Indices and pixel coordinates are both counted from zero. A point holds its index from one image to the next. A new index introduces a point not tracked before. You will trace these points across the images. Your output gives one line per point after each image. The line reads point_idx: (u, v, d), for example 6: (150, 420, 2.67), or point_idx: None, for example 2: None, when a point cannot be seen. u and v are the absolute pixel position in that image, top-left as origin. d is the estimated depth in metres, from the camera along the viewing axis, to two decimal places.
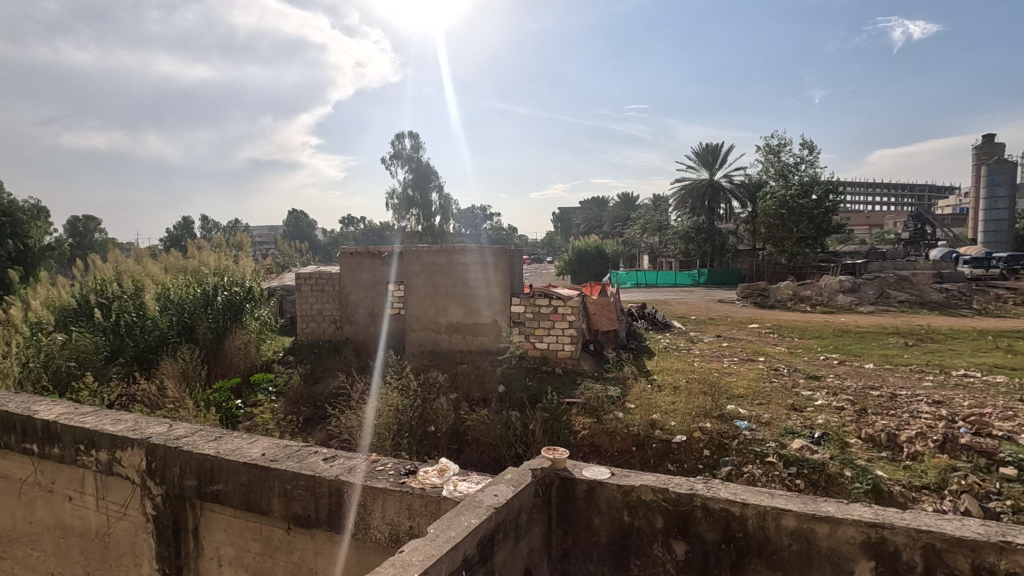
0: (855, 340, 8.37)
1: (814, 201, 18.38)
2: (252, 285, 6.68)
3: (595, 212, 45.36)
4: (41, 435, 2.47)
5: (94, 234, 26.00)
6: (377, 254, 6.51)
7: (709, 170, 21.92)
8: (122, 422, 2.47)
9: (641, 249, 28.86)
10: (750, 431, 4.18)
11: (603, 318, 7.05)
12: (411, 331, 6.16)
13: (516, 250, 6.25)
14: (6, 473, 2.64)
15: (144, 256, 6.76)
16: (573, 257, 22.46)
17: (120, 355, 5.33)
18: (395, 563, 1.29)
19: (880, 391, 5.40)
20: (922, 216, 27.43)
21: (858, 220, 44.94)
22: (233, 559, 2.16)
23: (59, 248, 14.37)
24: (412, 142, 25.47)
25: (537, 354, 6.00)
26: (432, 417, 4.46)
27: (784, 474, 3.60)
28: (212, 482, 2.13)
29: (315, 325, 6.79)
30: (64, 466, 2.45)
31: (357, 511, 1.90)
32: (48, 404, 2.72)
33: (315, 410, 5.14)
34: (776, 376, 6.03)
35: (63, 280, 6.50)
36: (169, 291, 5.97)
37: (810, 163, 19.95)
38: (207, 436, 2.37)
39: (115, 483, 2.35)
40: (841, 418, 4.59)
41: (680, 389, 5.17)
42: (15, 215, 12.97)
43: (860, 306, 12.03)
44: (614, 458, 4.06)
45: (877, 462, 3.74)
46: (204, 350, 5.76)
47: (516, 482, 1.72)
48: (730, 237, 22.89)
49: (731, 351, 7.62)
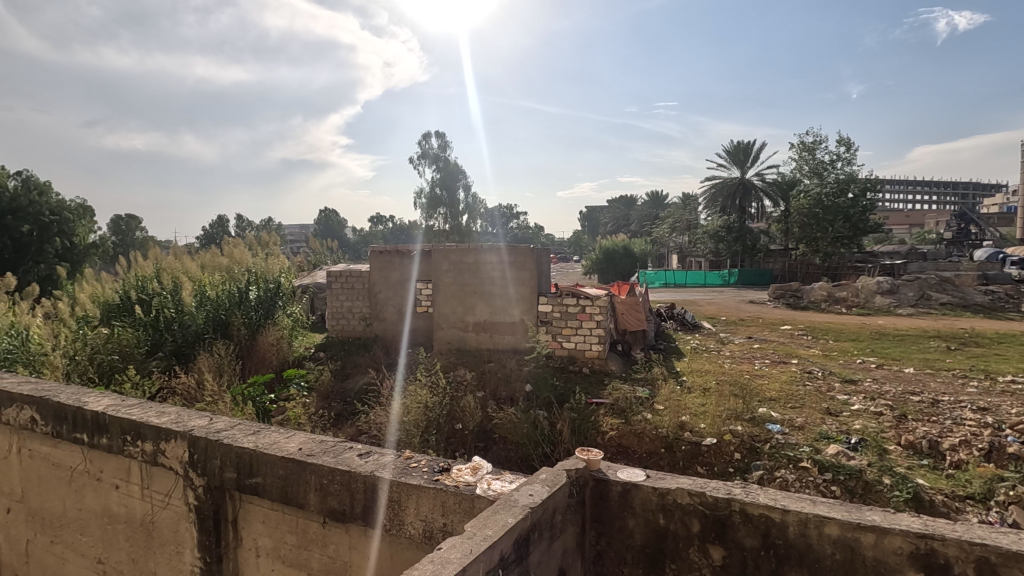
0: (894, 343, 8.14)
1: (850, 199, 17.94)
2: (282, 282, 6.85)
3: (622, 211, 45.12)
4: (90, 426, 2.58)
5: (135, 233, 27.12)
6: (405, 252, 6.58)
7: (740, 168, 21.50)
8: (166, 414, 2.56)
9: (670, 249, 28.64)
10: (782, 434, 4.10)
11: (630, 317, 6.99)
12: (438, 329, 6.21)
13: (543, 250, 6.24)
14: (58, 461, 2.76)
15: (182, 253, 6.97)
16: (600, 256, 22.32)
17: (160, 349, 5.53)
18: (434, 560, 1.30)
19: (920, 396, 5.21)
20: (966, 215, 26.38)
21: (898, 220, 43.37)
22: (271, 551, 2.22)
23: (103, 246, 14.94)
24: (439, 142, 25.65)
25: (564, 354, 5.97)
26: (460, 415, 4.49)
27: (818, 480, 3.50)
28: (251, 474, 2.18)
29: (345, 322, 6.90)
30: (111, 456, 2.55)
31: (390, 506, 1.92)
32: (97, 395, 2.83)
33: (345, 406, 5.22)
34: (810, 379, 5.90)
35: (106, 275, 6.72)
36: (206, 289, 6.15)
37: (847, 160, 19.46)
38: (246, 430, 2.43)
39: (159, 473, 2.43)
40: (879, 423, 4.45)
41: (710, 390, 5.10)
42: (63, 214, 13.57)
43: (900, 308, 11.69)
44: (642, 459, 4.01)
45: (917, 470, 3.62)
46: (238, 345, 5.92)
47: (551, 482, 1.73)
48: (763, 236, 22.44)
49: (762, 353, 7.48)
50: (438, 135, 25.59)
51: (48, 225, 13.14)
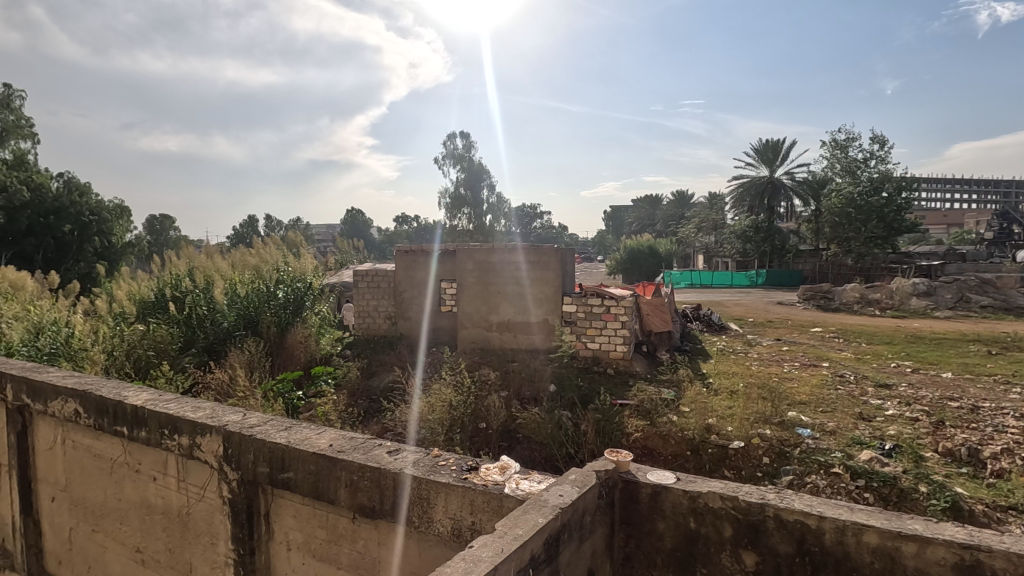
0: (931, 346, 7.88)
1: (884, 199, 17.43)
2: (312, 281, 7.00)
3: (647, 211, 44.60)
4: (129, 419, 2.66)
5: (170, 232, 27.96)
6: (430, 252, 6.63)
7: (769, 168, 21.12)
8: (202, 409, 2.63)
9: (696, 249, 28.27)
10: (813, 439, 4.02)
11: (655, 318, 6.93)
12: (463, 329, 6.25)
13: (568, 250, 6.21)
14: (99, 453, 2.86)
15: (214, 253, 7.15)
16: (625, 256, 22.13)
17: (193, 346, 5.70)
18: (466, 559, 1.31)
19: (959, 402, 5.03)
20: (1008, 215, 25.38)
21: (936, 220, 41.95)
22: (301, 545, 2.26)
23: (139, 245, 15.37)
24: (464, 142, 25.78)
25: (588, 355, 5.94)
26: (484, 414, 4.50)
27: (851, 487, 3.42)
28: (283, 469, 2.23)
29: (371, 320, 6.95)
30: (150, 448, 2.63)
31: (419, 504, 1.94)
32: (137, 390, 2.92)
33: (371, 403, 5.28)
34: (842, 383, 5.75)
35: (142, 274, 6.93)
36: (237, 287, 6.31)
37: (881, 159, 18.99)
38: (278, 426, 2.48)
39: (195, 466, 2.50)
40: (915, 429, 4.31)
41: (738, 393, 5.02)
42: (102, 215, 14.01)
43: (937, 310, 11.31)
44: (667, 461, 3.96)
45: (956, 479, 3.50)
46: (268, 342, 6.05)
47: (580, 483, 1.73)
48: (792, 237, 21.99)
49: (792, 355, 7.33)
50: (463, 135, 25.69)
51: (87, 225, 13.58)
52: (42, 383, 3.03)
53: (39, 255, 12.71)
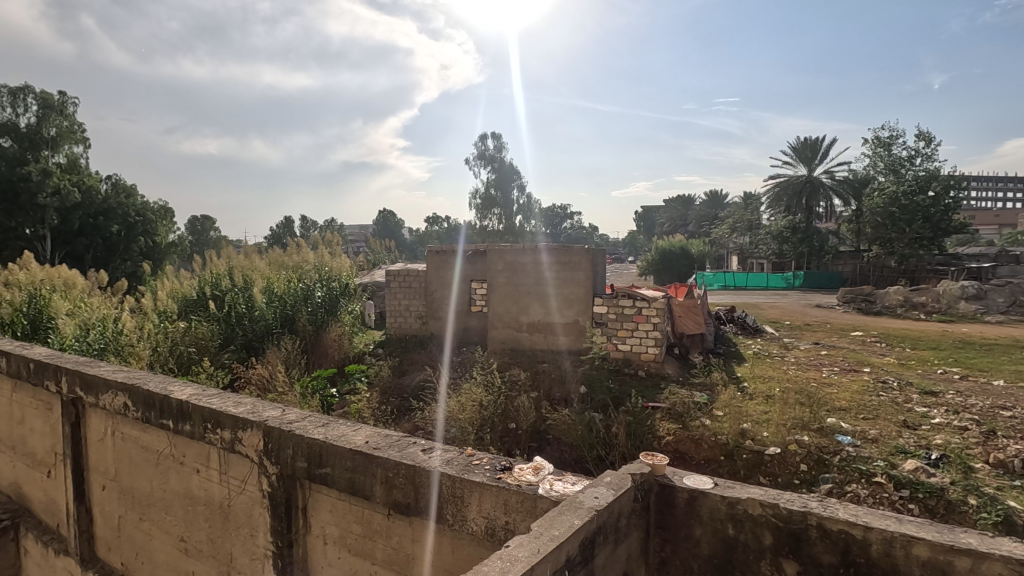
0: (981, 352, 7.52)
1: (930, 198, 16.70)
2: (347, 281, 7.16)
3: (680, 211, 43.90)
4: (175, 413, 2.75)
5: (211, 233, 28.95)
6: (461, 252, 6.68)
7: (807, 166, 20.51)
8: (242, 405, 2.70)
9: (731, 249, 27.72)
10: (854, 447, 3.89)
11: (688, 320, 6.82)
12: (493, 329, 6.26)
13: (599, 250, 6.15)
14: (147, 445, 2.98)
15: (252, 252, 7.36)
16: (657, 257, 21.83)
17: (232, 343, 5.88)
18: (502, 558, 1.32)
19: (1012, 411, 4.79)
20: None
21: (986, 220, 40.12)
22: (337, 539, 2.30)
23: (180, 245, 15.96)
24: (495, 142, 25.82)
25: (619, 356, 5.88)
26: (514, 414, 4.49)
27: (894, 497, 3.31)
28: (321, 465, 2.27)
29: (402, 320, 7.05)
30: (193, 442, 2.73)
31: (454, 502, 1.96)
32: (182, 385, 3.01)
33: (402, 401, 5.33)
34: (884, 389, 5.54)
35: (184, 273, 7.18)
36: (274, 286, 6.49)
37: (928, 156, 18.27)
38: (315, 422, 2.53)
39: (236, 460, 2.58)
40: (964, 439, 4.13)
41: (774, 398, 4.89)
42: (147, 215, 14.58)
43: (987, 315, 10.80)
44: (700, 466, 3.90)
45: (1009, 492, 3.33)
46: (303, 340, 6.19)
47: (616, 485, 1.71)
48: (832, 237, 21.34)
49: (831, 359, 7.10)
50: (494, 136, 25.78)
51: (133, 225, 14.16)
52: (94, 377, 3.16)
53: (89, 254, 13.45)
